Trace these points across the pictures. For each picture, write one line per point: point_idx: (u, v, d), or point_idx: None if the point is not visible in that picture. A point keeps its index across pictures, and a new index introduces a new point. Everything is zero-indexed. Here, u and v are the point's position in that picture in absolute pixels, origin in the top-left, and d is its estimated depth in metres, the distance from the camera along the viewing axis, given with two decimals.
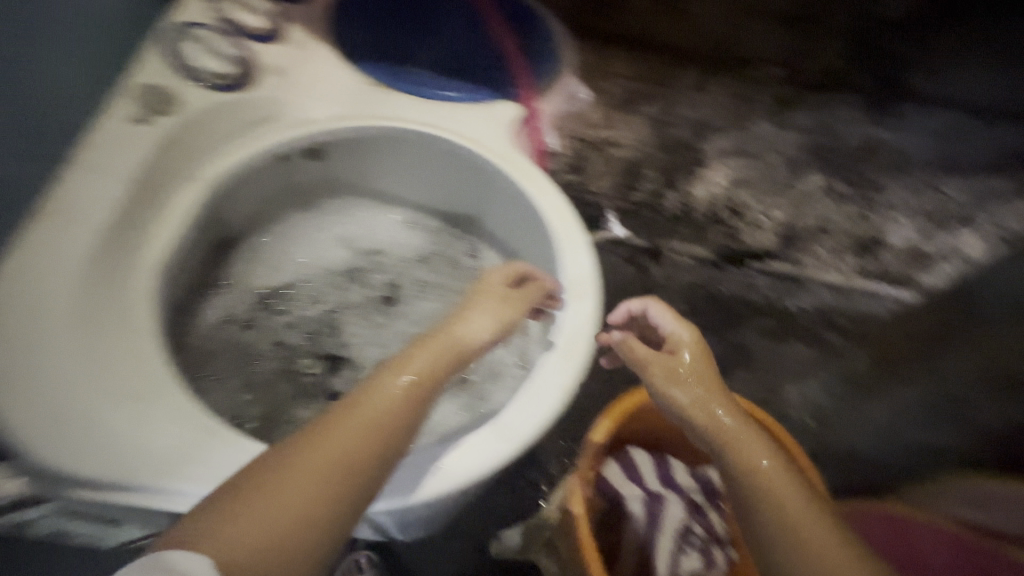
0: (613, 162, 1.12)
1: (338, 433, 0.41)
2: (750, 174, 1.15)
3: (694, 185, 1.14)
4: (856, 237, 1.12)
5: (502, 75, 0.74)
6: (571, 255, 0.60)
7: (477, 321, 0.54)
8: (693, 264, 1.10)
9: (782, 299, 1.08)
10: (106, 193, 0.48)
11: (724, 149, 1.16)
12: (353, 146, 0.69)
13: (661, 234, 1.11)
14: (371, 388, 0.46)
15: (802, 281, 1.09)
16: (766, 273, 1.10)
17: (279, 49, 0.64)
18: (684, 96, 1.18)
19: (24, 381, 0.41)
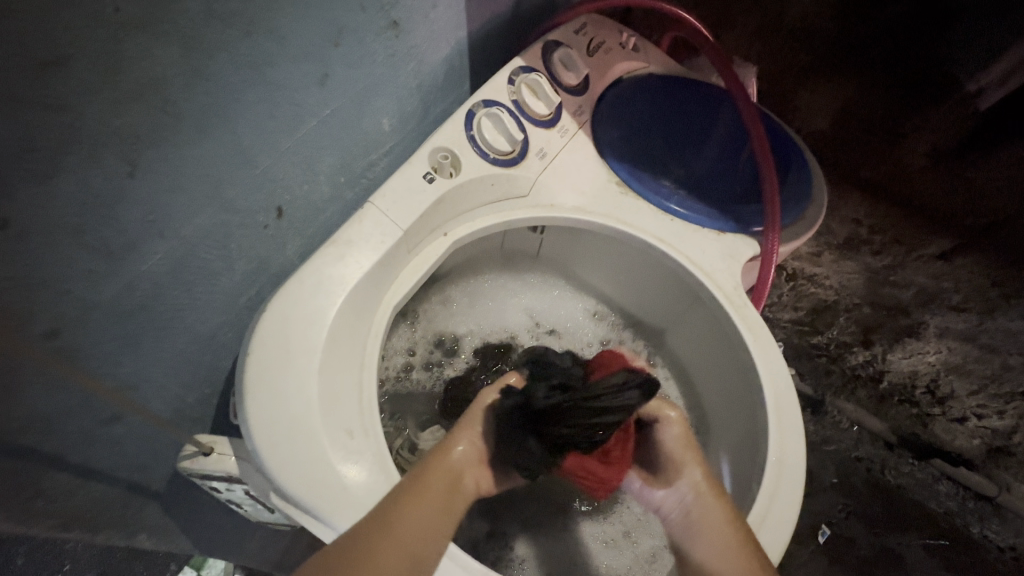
0: (803, 299, 1.08)
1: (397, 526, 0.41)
2: (971, 364, 0.96)
3: (892, 352, 1.02)
4: None
5: (751, 208, 0.70)
6: (781, 436, 0.55)
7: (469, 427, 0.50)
8: (860, 436, 1.05)
9: (967, 521, 0.98)
10: (379, 234, 0.53)
11: (950, 327, 0.96)
12: (578, 233, 0.71)
13: (833, 390, 1.07)
14: (423, 474, 0.45)
15: (1001, 507, 0.96)
16: (954, 480, 1.00)
17: (552, 133, 0.67)
18: (914, 262, 0.98)
19: (269, 388, 0.45)
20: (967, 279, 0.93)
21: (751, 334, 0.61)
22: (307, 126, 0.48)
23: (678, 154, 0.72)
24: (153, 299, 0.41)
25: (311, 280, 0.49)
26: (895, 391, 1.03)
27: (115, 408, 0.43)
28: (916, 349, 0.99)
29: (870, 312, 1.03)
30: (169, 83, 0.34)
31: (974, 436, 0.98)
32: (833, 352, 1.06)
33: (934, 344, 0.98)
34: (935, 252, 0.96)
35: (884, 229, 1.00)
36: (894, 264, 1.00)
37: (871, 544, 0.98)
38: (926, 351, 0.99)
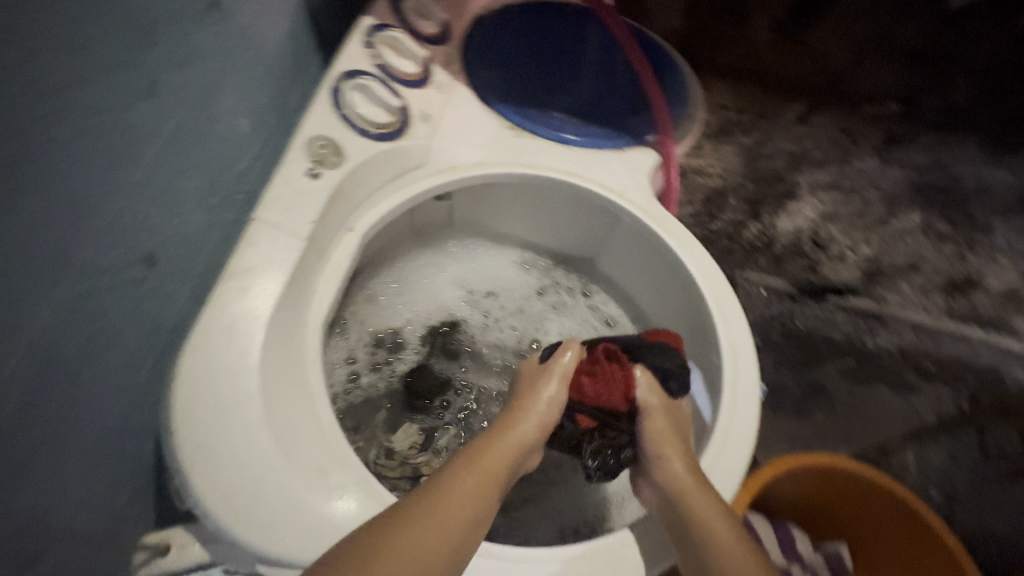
0: (694, 190, 1.15)
1: (422, 514, 0.41)
2: (842, 209, 1.14)
3: (780, 217, 1.15)
4: (950, 276, 1.11)
5: (640, 118, 0.71)
6: (726, 323, 0.59)
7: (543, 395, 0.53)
8: (768, 297, 1.13)
9: (864, 338, 1.10)
10: (281, 251, 0.47)
11: (817, 181, 1.15)
12: (487, 188, 0.69)
13: (736, 264, 1.13)
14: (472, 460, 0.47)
15: (884, 318, 1.11)
16: (846, 308, 1.12)
17: (428, 92, 0.63)
18: (782, 129, 1.16)
19: (213, 457, 0.39)
20: (823, 130, 1.15)
21: (675, 239, 0.64)
22: (152, 150, 0.40)
23: (557, 82, 0.71)
24: (35, 407, 0.34)
25: (220, 324, 0.43)
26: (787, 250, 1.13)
27: (37, 544, 0.35)
28: (796, 210, 1.14)
29: (753, 186, 1.15)
30: None
31: (853, 266, 1.12)
32: (731, 231, 1.14)
33: (805, 201, 1.14)
34: (794, 117, 1.16)
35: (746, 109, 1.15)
36: (765, 139, 1.16)
37: (801, 384, 1.10)
38: (805, 207, 1.15)
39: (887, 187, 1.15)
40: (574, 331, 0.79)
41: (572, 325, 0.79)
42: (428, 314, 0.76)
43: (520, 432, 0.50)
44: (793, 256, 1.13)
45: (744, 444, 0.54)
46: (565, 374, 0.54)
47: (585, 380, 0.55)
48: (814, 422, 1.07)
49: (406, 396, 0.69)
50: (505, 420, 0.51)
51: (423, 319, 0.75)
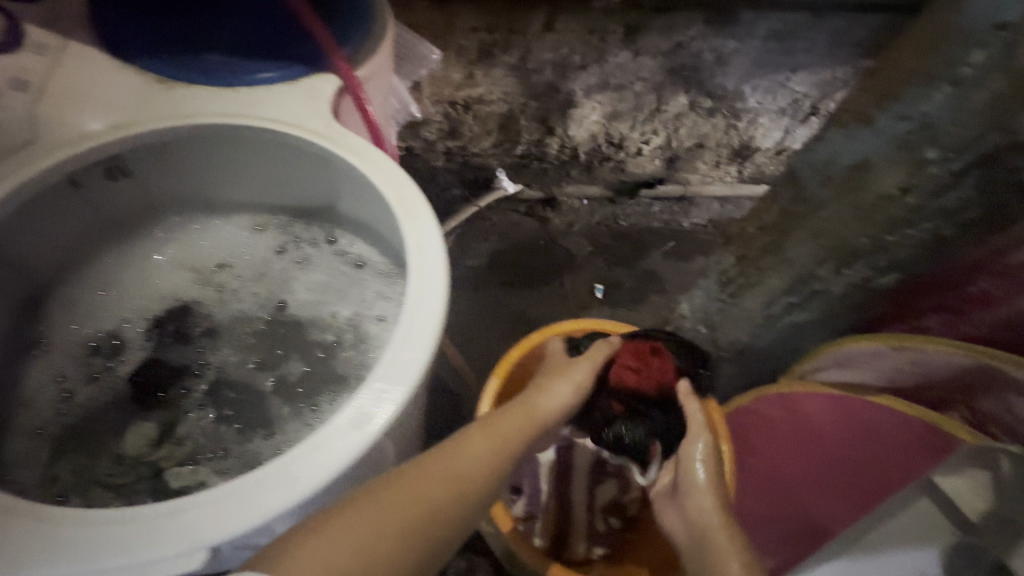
0: (486, 120, 1.26)
1: (449, 468, 0.47)
2: (621, 106, 1.26)
3: (570, 126, 1.28)
4: (733, 145, 1.32)
5: (308, 44, 0.68)
6: (411, 219, 0.57)
7: (559, 390, 0.64)
8: (591, 204, 1.32)
9: (678, 219, 1.32)
10: None
11: (590, 84, 1.22)
12: (155, 152, 0.62)
13: (553, 182, 1.31)
14: (507, 421, 0.56)
15: (693, 198, 1.33)
16: (659, 199, 1.33)
17: (25, 57, 0.56)
18: (537, 41, 1.16)
19: None
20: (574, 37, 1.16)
21: (356, 155, 0.62)
22: None
23: (208, 26, 0.66)
24: None
25: None
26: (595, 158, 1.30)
27: None
28: (580, 116, 1.26)
29: (534, 102, 1.24)
30: None
31: (653, 159, 1.32)
32: (538, 151, 1.29)
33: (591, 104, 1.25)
34: (540, 26, 1.15)
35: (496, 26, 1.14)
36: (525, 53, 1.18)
37: (632, 276, 1.25)
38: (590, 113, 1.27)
39: (648, 76, 1.22)
40: (329, 282, 0.74)
41: (326, 276, 0.75)
42: (149, 305, 0.69)
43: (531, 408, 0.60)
44: (601, 163, 1.31)
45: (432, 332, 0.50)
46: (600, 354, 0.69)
47: (630, 373, 0.67)
48: (649, 304, 1.22)
49: (137, 396, 0.63)
50: (523, 403, 0.61)
51: (146, 315, 0.69)
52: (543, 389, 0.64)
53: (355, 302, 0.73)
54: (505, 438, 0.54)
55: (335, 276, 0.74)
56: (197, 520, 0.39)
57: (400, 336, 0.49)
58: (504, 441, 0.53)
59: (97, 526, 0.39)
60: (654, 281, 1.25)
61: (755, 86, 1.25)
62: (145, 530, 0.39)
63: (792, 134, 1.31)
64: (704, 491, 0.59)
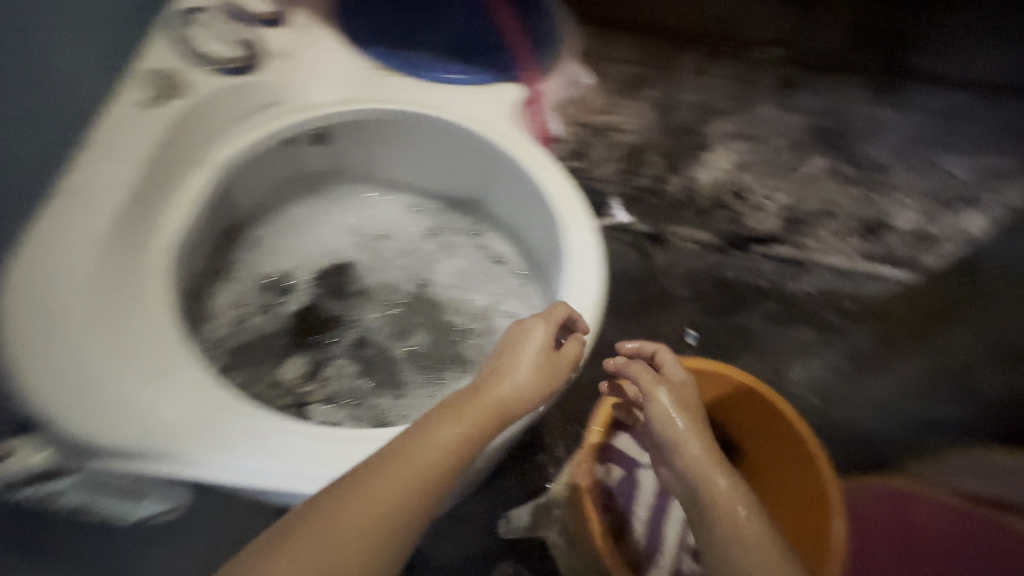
0: (615, 147, 1.15)
1: (415, 445, 0.45)
2: (754, 157, 1.17)
3: (697, 169, 1.16)
4: (863, 220, 1.13)
5: (505, 56, 0.74)
6: (576, 233, 0.61)
7: (524, 362, 0.53)
8: (697, 250, 1.13)
9: (785, 282, 1.10)
10: (110, 184, 0.48)
11: (728, 130, 1.18)
12: (358, 128, 0.70)
13: (666, 220, 1.13)
14: (475, 400, 0.50)
15: (807, 265, 1.11)
16: (771, 257, 1.12)
17: (284, 32, 0.64)
18: (689, 80, 1.19)
19: (42, 360, 0.41)
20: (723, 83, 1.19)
21: (535, 163, 0.66)
22: None
23: (424, 26, 0.74)
24: None
25: (48, 243, 0.44)
26: (709, 203, 1.15)
27: None
28: (711, 159, 1.17)
29: (663, 135, 1.17)
30: None
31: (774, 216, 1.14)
32: (653, 187, 1.15)
33: (724, 148, 1.16)
34: (694, 68, 1.20)
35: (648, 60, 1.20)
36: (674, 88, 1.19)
37: (724, 328, 1.07)
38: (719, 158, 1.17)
39: (792, 133, 1.18)
40: (467, 272, 0.81)
41: (465, 264, 0.81)
42: (315, 257, 0.78)
43: (499, 393, 0.51)
44: (718, 210, 1.14)
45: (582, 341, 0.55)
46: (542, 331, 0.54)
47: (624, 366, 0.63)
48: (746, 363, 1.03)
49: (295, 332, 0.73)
50: (480, 377, 0.53)
51: (311, 264, 0.78)
52: (502, 362, 0.54)
53: (488, 295, 0.79)
54: (469, 404, 0.49)
55: (475, 267, 0.81)
56: (368, 457, 0.45)
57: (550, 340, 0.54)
58: (475, 420, 0.48)
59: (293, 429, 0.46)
60: (749, 338, 1.06)
61: (906, 161, 1.17)
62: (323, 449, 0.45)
63: (932, 220, 1.13)
64: (728, 522, 0.52)
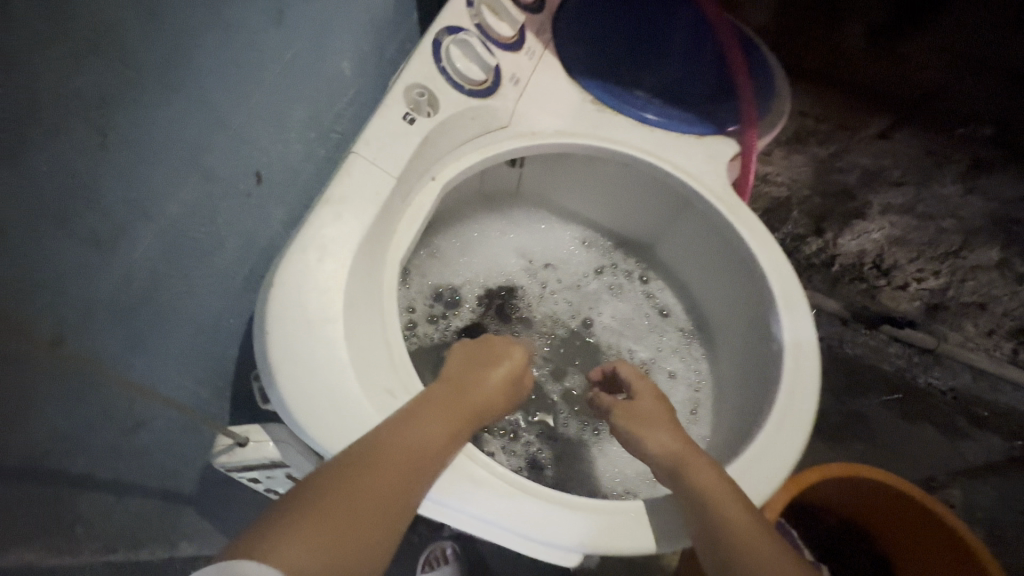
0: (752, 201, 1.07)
1: (403, 433, 0.41)
2: (914, 234, 0.95)
3: (843, 235, 1.03)
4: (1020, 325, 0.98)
5: (725, 105, 0.70)
6: (791, 316, 0.57)
7: (494, 370, 0.50)
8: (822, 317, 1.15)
9: (915, 372, 1.11)
10: (372, 189, 0.49)
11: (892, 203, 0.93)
12: (561, 158, 0.70)
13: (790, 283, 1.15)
14: (445, 395, 0.46)
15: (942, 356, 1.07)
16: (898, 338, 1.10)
17: (520, 56, 0.64)
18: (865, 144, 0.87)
19: (301, 362, 0.42)
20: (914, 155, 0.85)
21: (747, 230, 0.63)
22: (270, 74, 0.44)
23: (644, 62, 0.70)
24: (154, 291, 0.37)
25: (312, 245, 0.45)
26: (846, 271, 1.08)
27: (135, 413, 0.39)
28: (863, 229, 0.99)
29: (821, 201, 1.00)
30: (122, 28, 0.29)
31: (915, 298, 1.05)
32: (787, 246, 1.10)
33: (878, 222, 0.97)
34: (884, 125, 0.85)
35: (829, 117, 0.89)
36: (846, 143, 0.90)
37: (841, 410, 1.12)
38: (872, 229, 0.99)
39: (969, 215, 0.88)
40: (629, 317, 0.80)
41: (626, 309, 0.80)
42: (484, 274, 0.78)
43: (473, 395, 0.47)
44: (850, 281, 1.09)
45: (794, 440, 0.51)
46: (520, 356, 0.53)
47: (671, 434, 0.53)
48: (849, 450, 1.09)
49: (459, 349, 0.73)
50: (457, 371, 0.49)
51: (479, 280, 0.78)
52: (477, 361, 0.51)
53: (649, 346, 0.77)
54: (447, 404, 0.45)
55: (638, 315, 0.79)
56: (556, 528, 0.44)
57: (771, 430, 0.51)
58: (446, 412, 0.44)
59: (484, 474, 0.45)
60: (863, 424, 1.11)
61: None
62: (520, 510, 0.44)
63: None
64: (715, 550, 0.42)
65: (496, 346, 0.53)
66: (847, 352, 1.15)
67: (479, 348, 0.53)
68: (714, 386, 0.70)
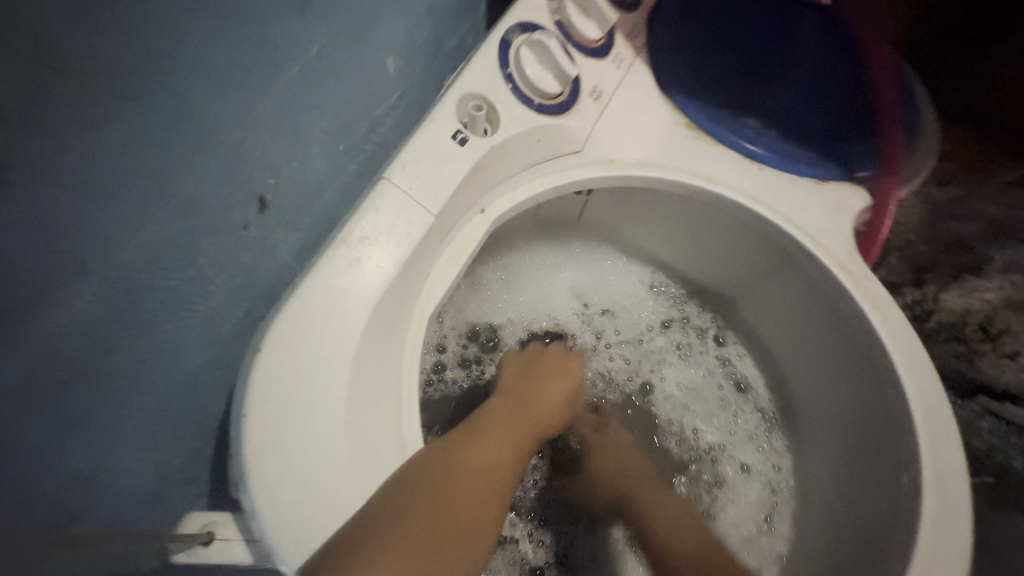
0: None
1: (469, 459, 0.41)
2: None
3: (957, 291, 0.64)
4: None
5: (858, 144, 0.55)
6: (935, 447, 0.42)
7: (558, 386, 0.54)
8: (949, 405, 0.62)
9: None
10: (403, 226, 0.38)
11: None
12: (640, 193, 0.57)
13: None
14: (503, 415, 0.48)
15: None
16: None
17: (605, 65, 0.51)
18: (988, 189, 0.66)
19: (283, 456, 0.32)
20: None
21: (878, 313, 0.48)
22: (288, 74, 0.33)
23: (759, 82, 0.56)
24: (93, 359, 0.28)
25: (319, 299, 0.35)
26: (942, 330, 0.64)
27: (68, 501, 0.31)
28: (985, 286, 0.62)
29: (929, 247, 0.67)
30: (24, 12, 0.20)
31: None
32: None
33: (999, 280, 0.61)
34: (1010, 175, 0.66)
35: (956, 157, 0.70)
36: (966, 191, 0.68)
37: None
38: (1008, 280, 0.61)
39: None
40: (697, 386, 0.68)
41: (695, 375, 0.68)
42: (532, 315, 0.67)
43: (542, 408, 0.51)
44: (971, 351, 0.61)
45: None
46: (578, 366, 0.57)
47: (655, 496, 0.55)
48: None
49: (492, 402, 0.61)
50: (519, 385, 0.53)
51: (525, 321, 0.66)
52: (542, 373, 0.55)
53: (719, 426, 0.65)
54: (516, 418, 0.48)
55: (709, 386, 0.67)
56: None
57: None
58: (511, 432, 0.47)
59: None
60: None
61: None
62: None
63: None
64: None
65: (558, 358, 0.57)
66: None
67: (536, 363, 0.56)
68: (798, 496, 0.57)
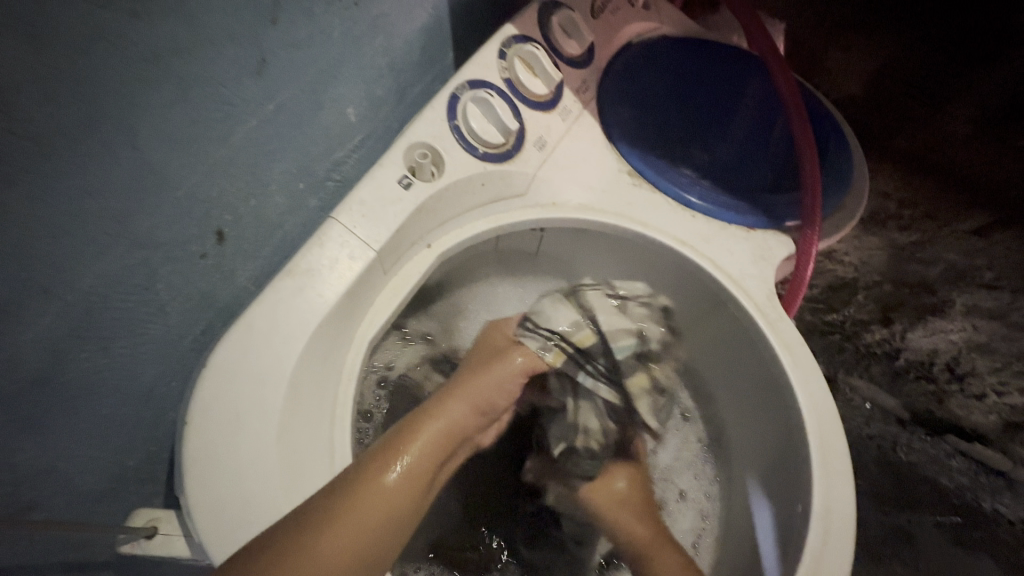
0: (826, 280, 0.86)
1: (370, 497, 0.38)
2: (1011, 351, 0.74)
3: (914, 328, 0.80)
4: None
5: (785, 197, 0.60)
6: (828, 480, 0.47)
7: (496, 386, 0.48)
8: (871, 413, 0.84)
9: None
10: (347, 257, 0.43)
11: (980, 306, 0.75)
12: (585, 234, 0.61)
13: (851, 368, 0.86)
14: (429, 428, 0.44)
15: None
16: None
17: (552, 117, 0.57)
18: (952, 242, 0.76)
19: (215, 462, 0.37)
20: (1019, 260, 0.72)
21: (788, 353, 0.52)
22: (246, 128, 0.39)
23: (699, 133, 0.61)
24: (55, 369, 0.33)
25: (264, 322, 0.40)
26: (911, 368, 0.81)
27: (25, 492, 0.35)
28: (936, 328, 0.78)
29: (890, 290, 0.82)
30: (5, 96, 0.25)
31: (990, 411, 0.75)
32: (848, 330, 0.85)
33: (959, 322, 0.77)
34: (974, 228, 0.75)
35: (917, 202, 0.79)
36: (922, 240, 0.79)
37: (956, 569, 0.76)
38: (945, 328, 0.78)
39: None
40: None
41: None
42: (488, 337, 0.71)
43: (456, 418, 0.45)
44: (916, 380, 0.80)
45: None
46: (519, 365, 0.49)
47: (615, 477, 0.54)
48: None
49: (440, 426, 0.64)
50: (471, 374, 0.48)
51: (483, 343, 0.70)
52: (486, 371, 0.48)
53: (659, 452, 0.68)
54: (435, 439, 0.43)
55: None
56: None
57: None
58: (430, 453, 0.43)
59: None
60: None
61: None
62: None
63: None
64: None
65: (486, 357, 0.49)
66: (901, 461, 0.82)
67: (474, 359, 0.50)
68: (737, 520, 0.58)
